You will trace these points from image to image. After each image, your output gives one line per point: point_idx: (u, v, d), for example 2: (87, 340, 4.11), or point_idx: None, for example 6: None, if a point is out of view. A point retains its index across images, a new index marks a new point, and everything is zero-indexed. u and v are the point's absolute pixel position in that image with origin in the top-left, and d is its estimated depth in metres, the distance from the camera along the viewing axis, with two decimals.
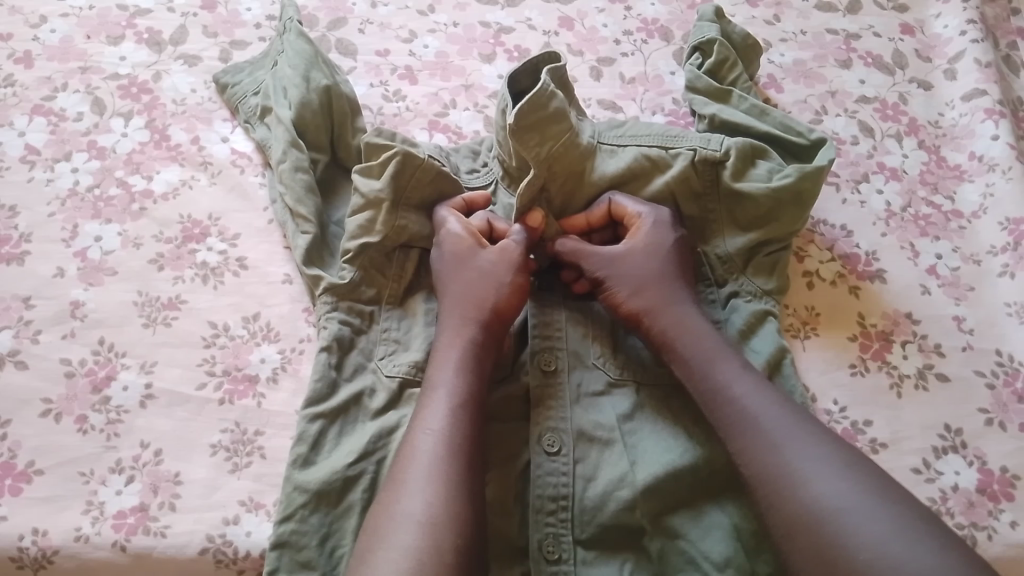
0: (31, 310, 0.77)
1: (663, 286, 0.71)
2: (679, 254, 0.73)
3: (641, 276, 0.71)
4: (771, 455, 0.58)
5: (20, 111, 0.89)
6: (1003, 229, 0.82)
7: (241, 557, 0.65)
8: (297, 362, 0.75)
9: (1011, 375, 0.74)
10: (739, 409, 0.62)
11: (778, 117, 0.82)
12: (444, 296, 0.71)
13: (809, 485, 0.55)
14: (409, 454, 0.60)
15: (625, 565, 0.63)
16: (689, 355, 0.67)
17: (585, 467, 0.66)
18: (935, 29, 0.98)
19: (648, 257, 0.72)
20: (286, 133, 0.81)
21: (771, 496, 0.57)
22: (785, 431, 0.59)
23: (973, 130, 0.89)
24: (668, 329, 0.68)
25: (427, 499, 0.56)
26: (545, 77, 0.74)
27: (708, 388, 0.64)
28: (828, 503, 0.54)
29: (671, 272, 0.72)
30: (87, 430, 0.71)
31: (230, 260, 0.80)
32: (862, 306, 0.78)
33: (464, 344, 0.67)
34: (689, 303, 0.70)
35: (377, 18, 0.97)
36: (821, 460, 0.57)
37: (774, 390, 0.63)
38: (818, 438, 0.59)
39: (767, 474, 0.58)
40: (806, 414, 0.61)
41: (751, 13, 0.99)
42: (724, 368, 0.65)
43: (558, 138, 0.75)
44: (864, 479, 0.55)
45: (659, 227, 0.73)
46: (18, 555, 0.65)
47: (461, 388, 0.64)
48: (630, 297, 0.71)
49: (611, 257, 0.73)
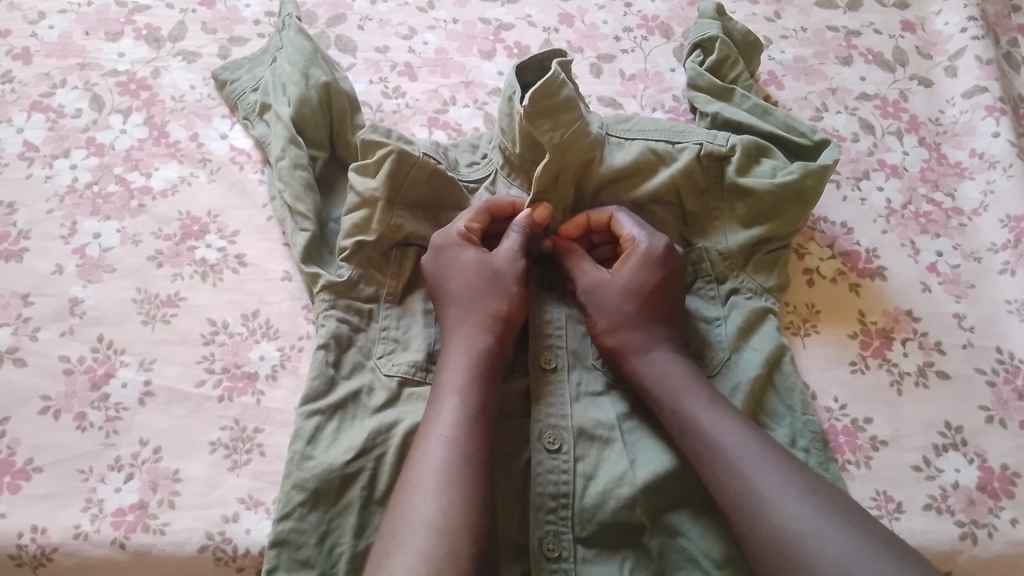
0: (30, 307, 0.77)
1: (638, 327, 0.69)
2: (664, 288, 0.71)
3: (613, 313, 0.70)
4: (737, 482, 0.58)
5: (19, 107, 0.88)
6: (1004, 226, 0.82)
7: (241, 555, 0.65)
8: (296, 359, 0.74)
9: (1011, 373, 0.74)
10: (705, 438, 0.62)
11: (780, 117, 0.82)
12: (456, 301, 0.70)
13: (776, 510, 0.55)
14: (421, 460, 0.59)
15: (625, 563, 0.63)
16: (658, 391, 0.66)
17: (585, 466, 0.66)
18: (936, 26, 0.97)
19: (624, 298, 0.71)
20: (286, 130, 0.81)
21: (739, 521, 0.57)
22: (751, 456, 0.59)
23: (974, 127, 0.89)
24: (639, 368, 0.68)
25: (439, 505, 0.56)
26: (555, 65, 0.74)
27: (680, 421, 0.64)
28: (791, 526, 0.54)
29: (650, 309, 0.70)
30: (86, 428, 0.71)
31: (229, 257, 0.80)
32: (861, 304, 0.78)
33: (476, 350, 0.66)
34: (668, 342, 0.69)
35: (376, 14, 0.97)
36: (785, 484, 0.57)
37: (739, 416, 0.63)
38: (781, 464, 0.59)
39: (736, 501, 0.58)
40: (769, 442, 0.61)
41: (751, 10, 0.99)
42: (692, 402, 0.64)
43: (569, 126, 0.74)
44: (827, 505, 0.55)
45: (646, 264, 0.71)
46: (17, 552, 0.65)
47: (475, 393, 0.64)
48: (607, 332, 0.70)
49: (591, 282, 0.72)
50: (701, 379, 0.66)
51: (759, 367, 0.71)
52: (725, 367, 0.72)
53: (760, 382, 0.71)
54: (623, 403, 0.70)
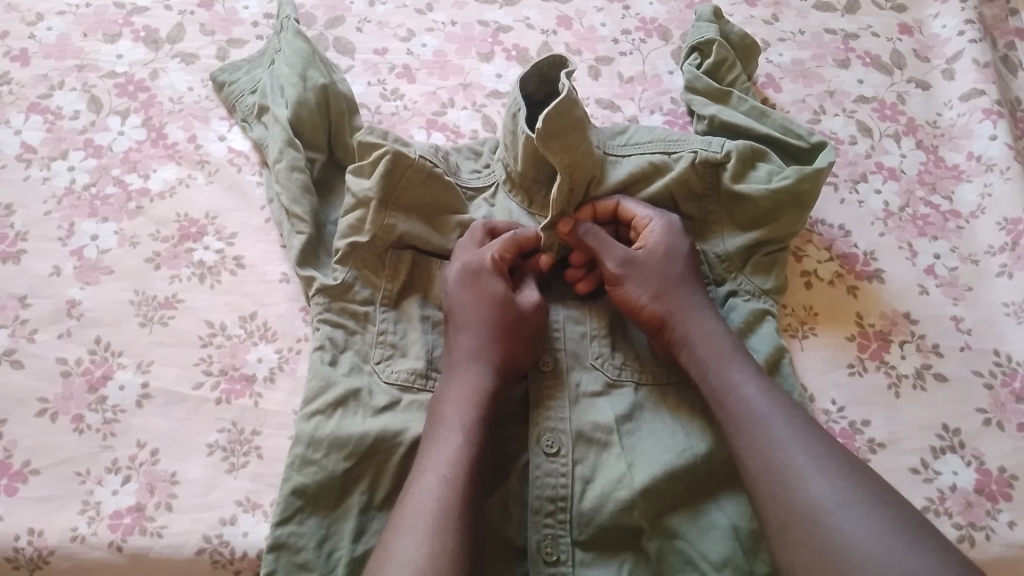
0: (27, 309, 0.76)
1: (685, 287, 0.71)
2: (692, 257, 0.74)
3: (661, 277, 0.72)
4: (774, 451, 0.59)
5: (16, 109, 0.88)
6: (1001, 229, 0.82)
7: (238, 557, 0.65)
8: (294, 361, 0.74)
9: (1009, 376, 0.74)
10: (743, 411, 0.62)
11: (777, 119, 0.82)
12: (470, 324, 0.70)
13: (810, 482, 0.56)
14: (413, 496, 0.59)
15: (624, 565, 0.63)
16: (702, 356, 0.67)
17: (584, 468, 0.66)
18: (933, 29, 0.98)
19: (667, 262, 0.72)
20: (283, 132, 0.81)
21: (769, 489, 0.57)
22: (788, 430, 0.60)
23: (972, 130, 0.89)
24: (689, 330, 0.69)
25: (424, 548, 0.55)
26: (565, 82, 0.71)
27: (720, 389, 0.65)
28: (823, 500, 0.54)
29: (688, 276, 0.72)
30: (83, 430, 0.70)
31: (227, 260, 0.80)
32: (859, 306, 0.78)
33: (478, 386, 0.66)
34: (705, 307, 0.70)
35: (375, 16, 0.97)
36: (821, 461, 0.57)
37: (779, 393, 0.63)
38: (819, 439, 0.59)
39: (770, 470, 0.58)
40: (809, 418, 0.61)
41: (749, 12, 0.99)
42: (735, 371, 0.65)
43: (578, 146, 0.73)
44: (862, 482, 0.55)
45: (670, 232, 0.74)
46: (14, 555, 0.65)
47: (474, 431, 0.63)
48: (651, 301, 0.71)
49: (625, 258, 0.73)
50: (744, 352, 0.67)
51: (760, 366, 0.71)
52: None
53: None
54: (623, 405, 0.70)
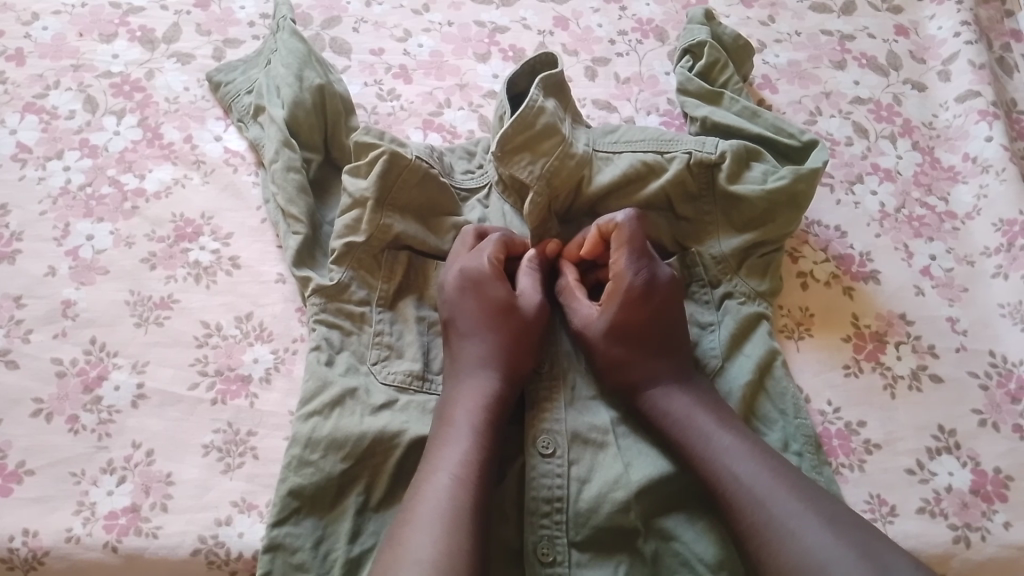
0: (22, 310, 0.76)
1: (633, 365, 0.69)
2: (654, 324, 0.69)
3: (603, 355, 0.70)
4: (754, 510, 0.58)
5: (12, 109, 0.88)
6: (997, 230, 0.82)
7: (234, 558, 0.65)
8: (290, 362, 0.74)
9: (1004, 376, 0.74)
10: (717, 467, 0.62)
11: (770, 119, 0.82)
12: (464, 332, 0.70)
13: (798, 537, 0.55)
14: (423, 494, 0.59)
15: (620, 567, 0.63)
16: (669, 413, 0.66)
17: (579, 469, 0.66)
18: (929, 30, 0.98)
19: (610, 342, 0.69)
20: (279, 132, 0.81)
21: (757, 551, 0.57)
22: (769, 484, 0.59)
23: (967, 131, 0.89)
24: (649, 396, 0.68)
25: (439, 541, 0.55)
26: (532, 93, 0.77)
27: (696, 443, 0.64)
28: (812, 555, 0.54)
29: (639, 348, 0.69)
30: (78, 430, 0.70)
31: (223, 260, 0.80)
32: (855, 307, 0.78)
33: (483, 384, 0.66)
34: (670, 370, 0.69)
35: (371, 16, 0.97)
36: (804, 511, 0.57)
37: (754, 441, 0.63)
38: (801, 492, 0.59)
39: (754, 529, 0.58)
40: (788, 468, 0.61)
41: (745, 14, 0.99)
42: (704, 424, 0.65)
43: (551, 153, 0.77)
44: (847, 532, 0.55)
45: (627, 306, 0.70)
46: (9, 556, 0.65)
47: (485, 433, 0.63)
48: (604, 369, 0.70)
49: (581, 322, 0.72)
50: (712, 404, 0.67)
51: (753, 372, 0.72)
52: (720, 374, 0.72)
53: (751, 388, 0.71)
54: (617, 406, 0.71)
